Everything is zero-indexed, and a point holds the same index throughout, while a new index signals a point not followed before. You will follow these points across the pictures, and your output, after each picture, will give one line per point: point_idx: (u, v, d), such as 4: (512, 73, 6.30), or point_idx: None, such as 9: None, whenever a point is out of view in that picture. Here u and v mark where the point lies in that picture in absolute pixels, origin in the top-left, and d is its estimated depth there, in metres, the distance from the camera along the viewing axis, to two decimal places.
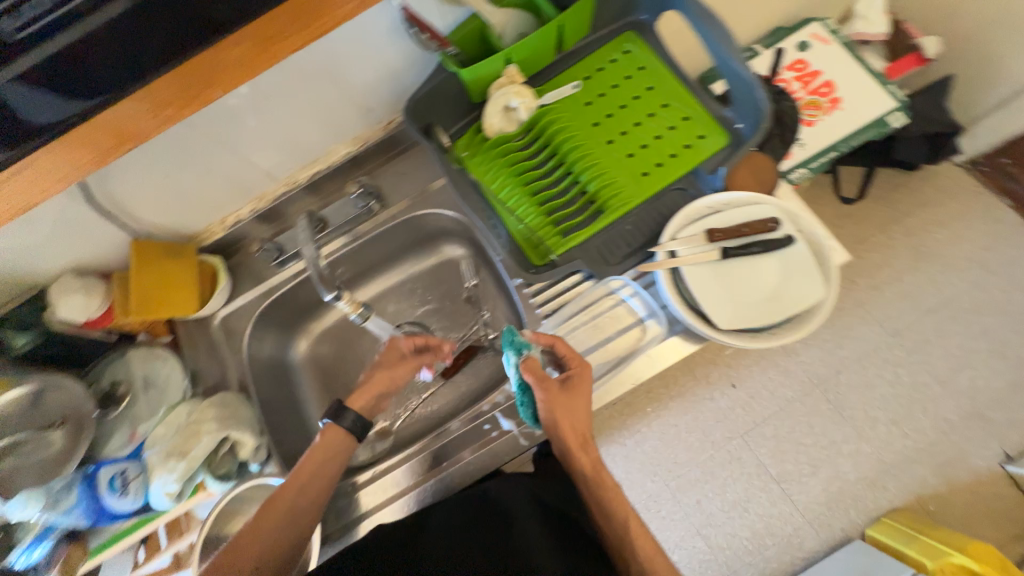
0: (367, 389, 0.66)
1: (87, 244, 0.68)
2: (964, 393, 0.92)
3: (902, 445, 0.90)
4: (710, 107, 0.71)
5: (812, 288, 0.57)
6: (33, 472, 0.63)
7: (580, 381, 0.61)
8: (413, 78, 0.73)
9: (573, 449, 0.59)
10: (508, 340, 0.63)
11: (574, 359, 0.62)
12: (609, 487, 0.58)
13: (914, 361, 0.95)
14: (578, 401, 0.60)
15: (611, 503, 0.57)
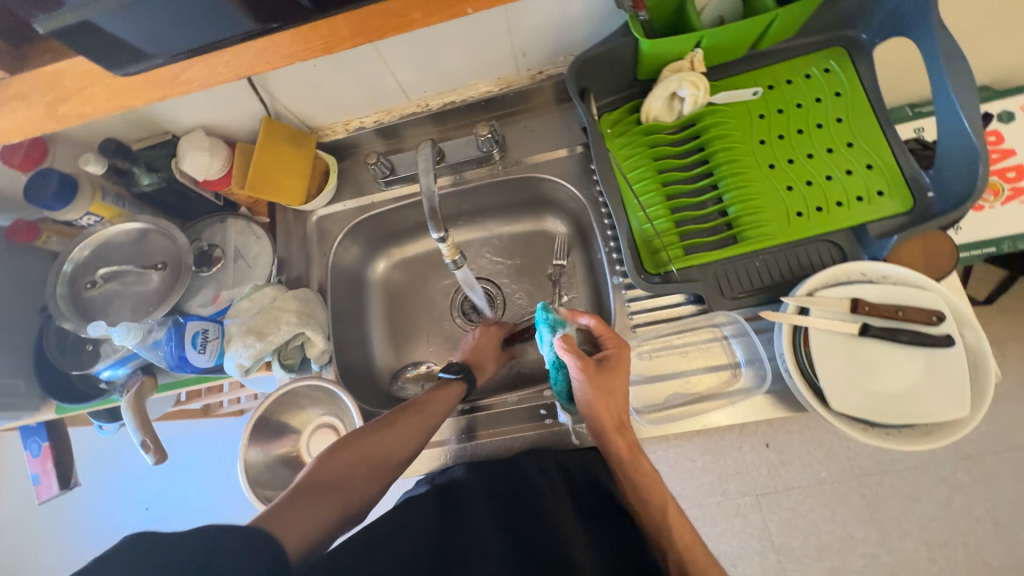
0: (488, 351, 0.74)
1: (224, 108, 0.68)
2: (985, 516, 0.98)
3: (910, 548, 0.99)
4: (902, 161, 0.61)
5: (956, 402, 0.50)
6: (128, 303, 0.67)
7: (614, 359, 0.56)
8: (583, 32, 0.66)
9: (609, 432, 0.54)
10: (541, 317, 0.60)
11: (608, 338, 0.58)
12: (652, 485, 0.52)
13: (958, 485, 1.00)
14: (614, 381, 0.55)
15: (653, 505, 0.51)
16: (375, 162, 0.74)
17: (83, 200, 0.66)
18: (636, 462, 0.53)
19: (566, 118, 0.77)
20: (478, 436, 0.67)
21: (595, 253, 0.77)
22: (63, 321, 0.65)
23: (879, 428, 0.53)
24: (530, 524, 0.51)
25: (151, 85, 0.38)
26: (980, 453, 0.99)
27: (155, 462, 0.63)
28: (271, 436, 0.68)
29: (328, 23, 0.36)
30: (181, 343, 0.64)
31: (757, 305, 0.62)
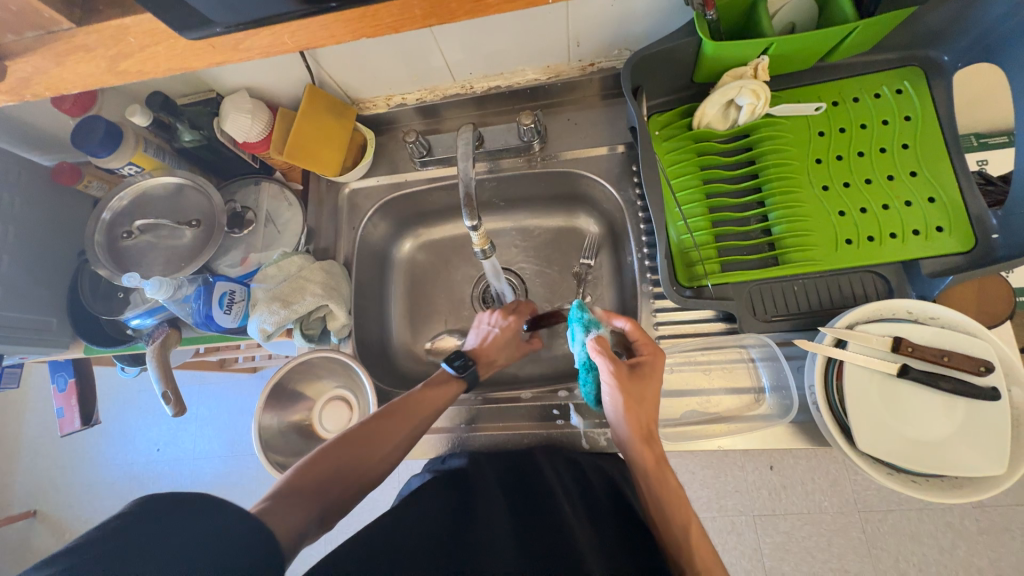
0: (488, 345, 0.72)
1: (270, 71, 0.68)
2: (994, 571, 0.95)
3: None
4: (968, 197, 0.58)
5: (993, 458, 0.48)
6: (162, 257, 0.68)
7: (649, 366, 0.55)
8: (642, 27, 0.64)
9: (635, 441, 0.52)
10: (575, 315, 0.60)
11: (644, 345, 0.57)
12: (675, 498, 0.50)
13: (973, 536, 0.95)
14: (648, 390, 0.54)
15: (675, 517, 0.49)
16: (413, 141, 0.73)
17: (125, 150, 0.67)
18: (661, 472, 0.52)
19: (612, 115, 0.75)
20: (488, 427, 0.67)
21: (625, 257, 0.76)
22: (98, 267, 0.66)
23: (905, 475, 0.51)
24: (540, 519, 0.50)
25: (208, 52, 0.36)
26: (993, 504, 0.96)
27: (175, 414, 0.66)
28: (285, 401, 0.69)
29: (399, 3, 0.33)
30: (209, 301, 0.65)
31: (791, 331, 0.60)
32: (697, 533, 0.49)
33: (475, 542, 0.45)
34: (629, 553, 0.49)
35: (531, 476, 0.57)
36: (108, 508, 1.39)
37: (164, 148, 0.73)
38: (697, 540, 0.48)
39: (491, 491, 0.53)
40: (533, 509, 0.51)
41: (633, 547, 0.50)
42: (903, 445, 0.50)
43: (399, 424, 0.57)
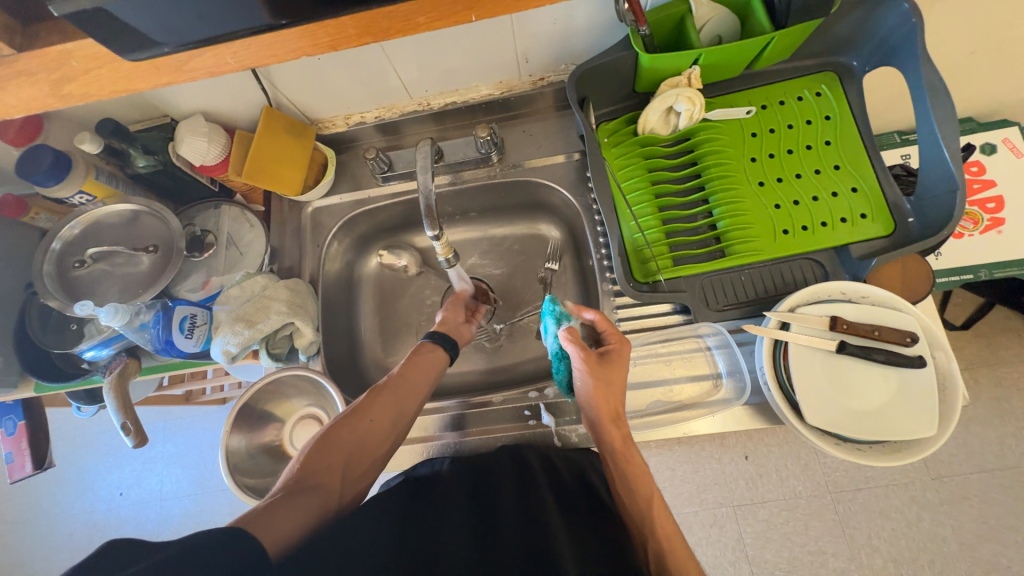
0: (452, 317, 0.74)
1: (225, 95, 0.68)
2: (967, 542, 0.99)
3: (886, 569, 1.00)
4: (886, 186, 0.63)
5: (925, 420, 0.52)
6: (117, 285, 0.67)
7: (616, 354, 0.58)
8: (585, 43, 0.68)
9: (604, 422, 0.55)
10: (547, 308, 0.64)
11: (611, 334, 0.60)
12: (641, 474, 0.53)
13: (936, 505, 1.01)
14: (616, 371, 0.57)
15: (637, 489, 0.52)
16: (373, 157, 0.75)
17: (75, 177, 0.65)
18: (628, 452, 0.54)
19: (564, 125, 0.79)
20: (462, 434, 0.68)
21: (586, 259, 0.79)
22: (47, 298, 0.64)
23: (851, 444, 0.55)
24: (502, 511, 0.50)
25: (153, 75, 0.37)
26: (950, 474, 1.02)
27: (135, 446, 0.63)
28: (253, 423, 0.68)
29: (334, 22, 0.35)
30: (169, 327, 0.64)
31: (741, 318, 0.63)
32: (658, 504, 0.52)
33: (436, 545, 0.45)
34: (596, 527, 0.51)
35: (493, 473, 0.58)
36: (66, 561, 1.30)
37: (116, 174, 0.72)
38: (657, 511, 0.51)
39: (451, 493, 0.53)
40: (496, 502, 0.52)
41: (600, 521, 0.52)
42: (845, 416, 0.54)
43: (382, 398, 0.58)
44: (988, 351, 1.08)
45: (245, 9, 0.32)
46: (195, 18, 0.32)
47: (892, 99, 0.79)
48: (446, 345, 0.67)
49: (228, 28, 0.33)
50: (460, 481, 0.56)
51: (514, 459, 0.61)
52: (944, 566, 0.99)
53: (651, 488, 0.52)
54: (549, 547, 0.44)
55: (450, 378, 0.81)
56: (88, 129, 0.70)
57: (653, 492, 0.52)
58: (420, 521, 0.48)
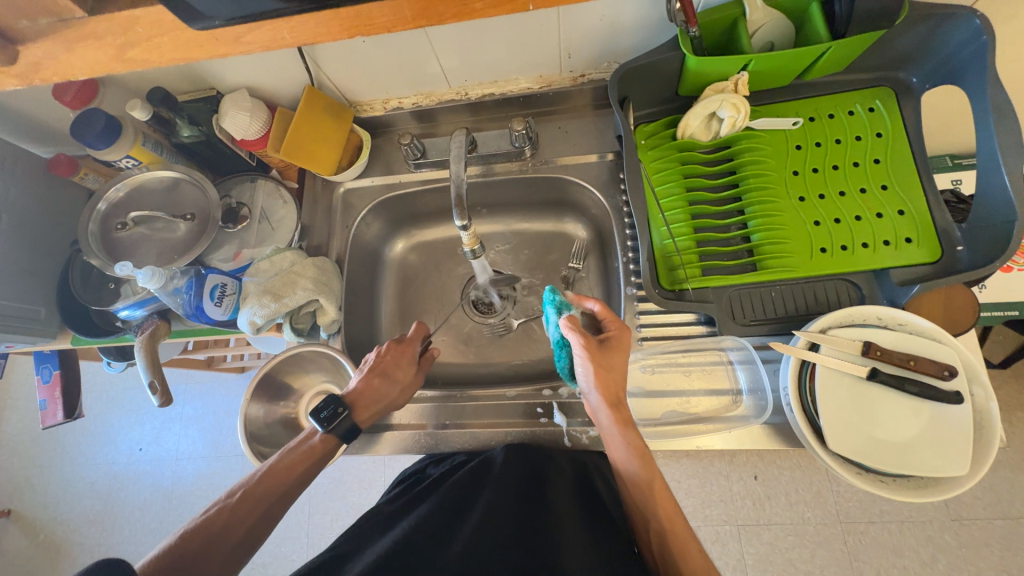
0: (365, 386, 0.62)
1: (270, 72, 0.70)
2: None
3: None
4: (935, 211, 0.61)
5: (957, 458, 0.50)
6: (155, 249, 0.69)
7: (616, 340, 0.57)
8: (630, 41, 0.67)
9: (603, 406, 0.53)
10: (547, 298, 0.64)
11: (611, 322, 0.59)
12: (645, 465, 0.51)
13: (958, 550, 0.97)
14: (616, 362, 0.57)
15: (641, 480, 0.50)
16: (408, 144, 0.75)
17: (124, 143, 0.68)
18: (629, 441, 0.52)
19: (601, 124, 0.77)
20: (470, 424, 0.69)
21: (611, 262, 0.78)
22: (90, 257, 0.67)
23: (874, 475, 0.53)
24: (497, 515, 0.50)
25: (211, 45, 0.37)
26: (972, 517, 0.98)
27: (161, 404, 0.66)
28: (271, 393, 0.70)
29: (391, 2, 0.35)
30: (200, 294, 0.66)
31: (767, 335, 0.62)
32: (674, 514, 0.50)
33: (421, 551, 0.46)
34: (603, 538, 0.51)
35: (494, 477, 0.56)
36: (85, 508, 1.36)
37: (162, 142, 0.74)
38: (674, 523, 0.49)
39: (442, 507, 0.52)
40: (495, 508, 0.51)
41: (609, 536, 0.52)
42: (870, 446, 0.52)
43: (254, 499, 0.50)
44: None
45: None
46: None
47: (950, 120, 0.76)
48: (337, 429, 0.57)
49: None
50: (457, 490, 0.55)
51: (519, 458, 0.59)
52: None
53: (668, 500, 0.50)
54: (552, 568, 0.43)
55: (463, 368, 0.81)
56: (140, 97, 0.73)
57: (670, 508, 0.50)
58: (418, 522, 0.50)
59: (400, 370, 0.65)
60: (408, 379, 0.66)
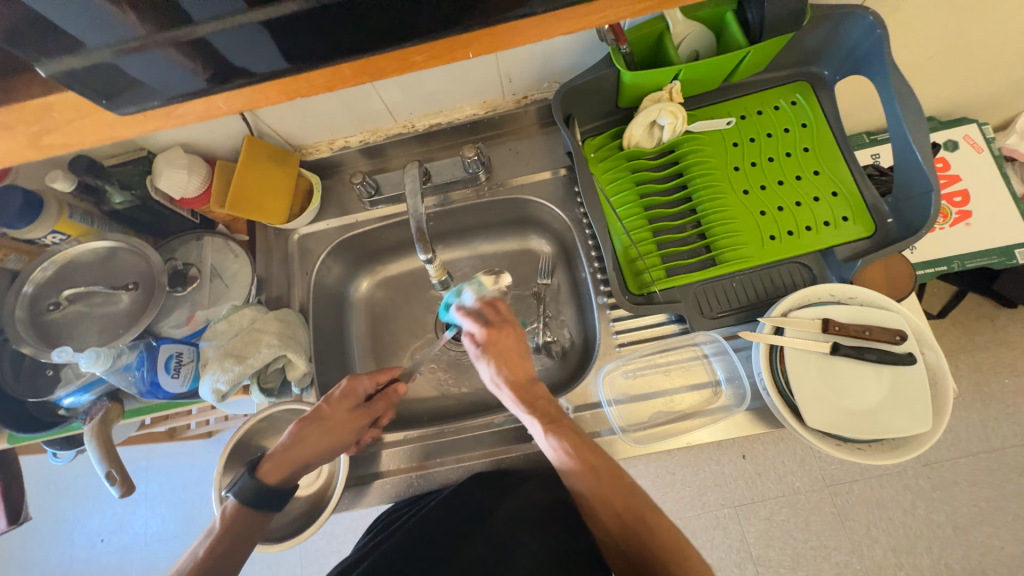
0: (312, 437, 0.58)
1: (204, 126, 0.67)
2: (967, 530, 1.01)
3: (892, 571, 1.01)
4: (864, 189, 0.66)
5: (920, 416, 0.53)
6: (97, 327, 0.64)
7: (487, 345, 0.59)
8: (567, 61, 0.69)
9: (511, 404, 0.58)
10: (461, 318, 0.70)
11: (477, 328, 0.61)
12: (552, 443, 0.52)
13: (934, 494, 1.03)
14: (502, 347, 0.58)
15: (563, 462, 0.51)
16: (361, 182, 0.74)
17: (48, 218, 0.63)
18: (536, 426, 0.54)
19: (549, 141, 0.79)
20: (462, 458, 0.68)
21: (578, 272, 0.79)
22: (20, 345, 0.60)
23: (852, 444, 0.55)
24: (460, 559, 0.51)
25: (139, 124, 0.34)
26: (939, 460, 1.05)
27: (121, 495, 0.61)
28: (245, 460, 0.66)
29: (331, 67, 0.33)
30: (153, 367, 0.62)
31: (736, 325, 0.64)
32: (613, 476, 0.50)
33: None
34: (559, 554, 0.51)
35: (459, 516, 0.57)
36: None
37: (91, 212, 0.69)
38: (614, 491, 0.49)
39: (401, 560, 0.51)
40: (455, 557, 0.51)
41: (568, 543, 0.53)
42: (841, 418, 0.54)
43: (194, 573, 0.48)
44: (965, 338, 1.12)
45: (256, 50, 0.31)
46: (187, 65, 0.31)
47: (862, 103, 0.83)
48: (251, 493, 0.53)
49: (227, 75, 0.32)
50: (423, 532, 0.54)
51: (481, 489, 0.61)
52: (941, 551, 1.01)
53: (602, 465, 0.51)
54: None
55: (447, 399, 0.80)
56: (61, 166, 0.68)
57: (606, 471, 0.50)
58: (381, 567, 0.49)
59: (341, 416, 0.61)
60: (353, 424, 0.61)
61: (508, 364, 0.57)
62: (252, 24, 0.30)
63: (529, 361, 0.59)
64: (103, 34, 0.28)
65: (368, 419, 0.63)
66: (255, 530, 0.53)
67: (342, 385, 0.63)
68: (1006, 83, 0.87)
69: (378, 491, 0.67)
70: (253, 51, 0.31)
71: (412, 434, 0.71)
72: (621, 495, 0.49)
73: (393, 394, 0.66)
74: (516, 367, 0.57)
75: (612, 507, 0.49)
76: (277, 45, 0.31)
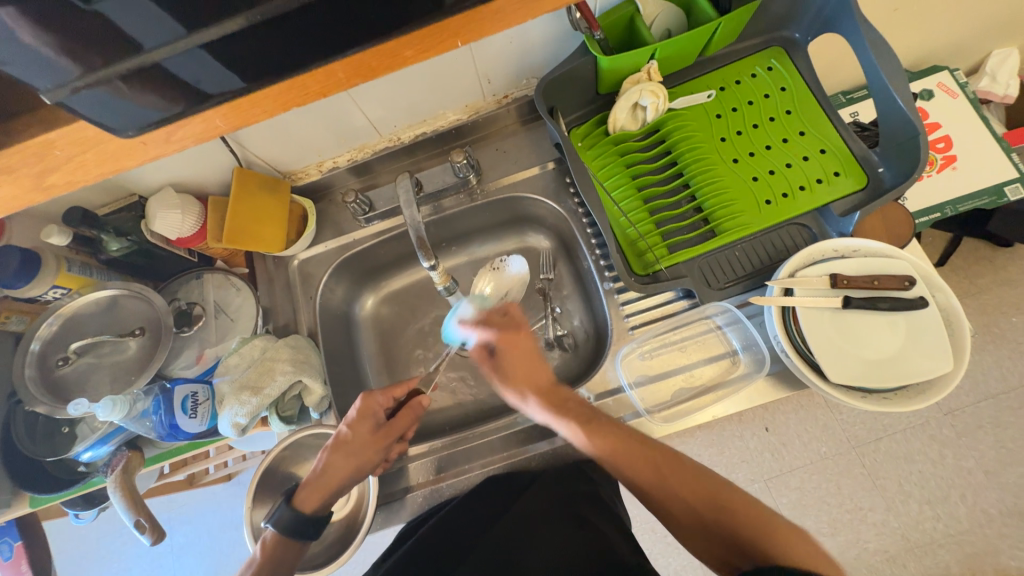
0: (340, 466, 0.56)
1: (192, 163, 0.67)
2: (1000, 475, 1.00)
3: (930, 526, 1.00)
4: (851, 143, 0.66)
5: (941, 357, 0.53)
6: (109, 376, 0.63)
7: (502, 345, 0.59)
8: (542, 55, 0.70)
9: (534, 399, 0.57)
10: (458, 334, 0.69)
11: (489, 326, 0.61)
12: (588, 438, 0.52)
13: (961, 442, 1.03)
14: (512, 363, 0.58)
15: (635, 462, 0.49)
16: (354, 200, 0.74)
17: (48, 273, 0.63)
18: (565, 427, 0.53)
19: (534, 137, 0.80)
20: (489, 462, 0.67)
21: (580, 263, 0.79)
22: (35, 405, 0.60)
23: (877, 394, 0.55)
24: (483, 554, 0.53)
25: (138, 153, 0.36)
26: (961, 407, 1.05)
27: (152, 543, 0.60)
28: (274, 489, 0.66)
29: (325, 68, 0.34)
30: (171, 410, 0.61)
31: (744, 292, 0.65)
32: (670, 464, 0.49)
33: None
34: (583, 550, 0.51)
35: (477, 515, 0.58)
36: None
37: (89, 262, 0.69)
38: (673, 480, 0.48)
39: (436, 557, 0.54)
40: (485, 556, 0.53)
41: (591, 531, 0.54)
42: (864, 370, 0.54)
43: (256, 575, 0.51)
44: (967, 282, 1.12)
45: (221, 68, 0.32)
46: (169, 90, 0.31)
47: (835, 62, 0.84)
48: (285, 523, 0.52)
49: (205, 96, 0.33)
50: (450, 537, 0.56)
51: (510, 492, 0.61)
52: (976, 498, 1.00)
53: (658, 458, 0.49)
54: None
55: (465, 405, 0.79)
56: (54, 221, 0.67)
57: (666, 462, 0.49)
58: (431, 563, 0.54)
59: (364, 436, 0.58)
60: (379, 444, 0.59)
61: (523, 372, 0.58)
62: (195, 48, 0.30)
63: (545, 367, 0.58)
64: (43, 78, 0.28)
65: (397, 435, 0.60)
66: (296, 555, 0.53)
67: (363, 397, 0.60)
68: (972, 27, 0.88)
69: (410, 504, 0.67)
70: (209, 73, 0.32)
71: (436, 444, 0.70)
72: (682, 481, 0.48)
73: (416, 403, 0.61)
74: (530, 375, 0.57)
75: (679, 495, 0.47)
76: (225, 62, 0.32)
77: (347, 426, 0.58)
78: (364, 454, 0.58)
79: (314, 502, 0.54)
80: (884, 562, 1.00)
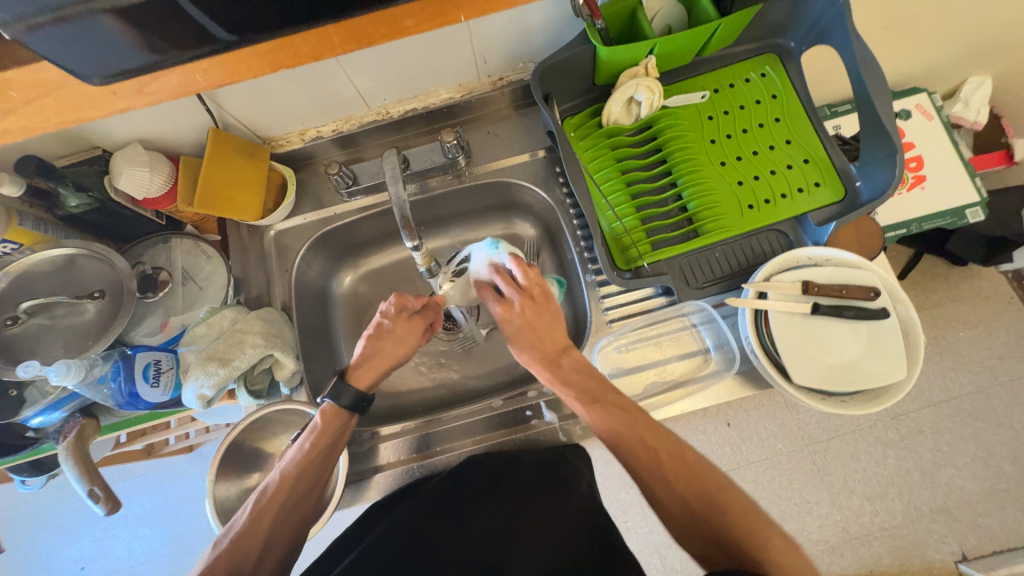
0: (373, 364, 0.59)
1: (164, 120, 0.63)
2: (935, 476, 1.08)
3: (868, 520, 1.07)
4: (833, 155, 0.68)
5: (896, 365, 0.57)
6: (62, 339, 0.59)
7: (537, 303, 0.60)
8: (542, 39, 0.68)
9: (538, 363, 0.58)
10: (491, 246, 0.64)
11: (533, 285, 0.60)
12: (584, 384, 0.56)
13: (904, 445, 1.10)
14: (534, 327, 0.59)
15: (636, 449, 0.51)
16: (336, 172, 0.71)
17: None
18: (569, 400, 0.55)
19: (527, 123, 0.79)
20: (459, 445, 0.68)
21: (564, 253, 0.79)
22: None
23: (835, 398, 0.58)
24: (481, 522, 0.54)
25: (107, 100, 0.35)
26: (906, 412, 1.12)
27: (107, 513, 0.58)
28: (238, 464, 0.64)
29: (319, 30, 0.35)
30: (131, 377, 0.58)
31: (720, 293, 0.66)
32: (664, 442, 0.51)
33: (414, 545, 0.51)
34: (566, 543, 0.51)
35: (454, 496, 0.57)
36: None
37: (45, 217, 0.64)
38: (688, 473, 0.49)
39: (422, 516, 0.54)
40: (474, 531, 0.53)
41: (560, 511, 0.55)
42: (825, 374, 0.57)
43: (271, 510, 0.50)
44: (924, 296, 1.19)
45: None
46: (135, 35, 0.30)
47: (826, 73, 0.86)
48: (345, 400, 0.56)
49: (184, 48, 0.33)
50: (428, 506, 0.56)
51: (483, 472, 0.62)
52: (911, 496, 1.08)
53: (664, 446, 0.51)
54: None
55: (440, 389, 0.79)
56: (6, 170, 0.62)
57: (670, 451, 0.51)
58: (426, 521, 0.54)
59: (403, 328, 0.62)
60: (417, 330, 0.62)
61: (540, 338, 0.59)
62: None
63: (560, 331, 0.60)
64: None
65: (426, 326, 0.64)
66: (296, 510, 0.52)
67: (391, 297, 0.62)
68: (954, 52, 0.92)
69: (379, 484, 0.67)
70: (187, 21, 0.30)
71: (410, 425, 0.70)
72: (698, 470, 0.50)
73: (346, 412, 0.57)
74: (544, 343, 0.59)
75: (674, 487, 0.49)
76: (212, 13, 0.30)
77: (388, 318, 0.62)
78: (400, 338, 0.61)
79: (359, 386, 0.58)
80: (824, 551, 1.07)
